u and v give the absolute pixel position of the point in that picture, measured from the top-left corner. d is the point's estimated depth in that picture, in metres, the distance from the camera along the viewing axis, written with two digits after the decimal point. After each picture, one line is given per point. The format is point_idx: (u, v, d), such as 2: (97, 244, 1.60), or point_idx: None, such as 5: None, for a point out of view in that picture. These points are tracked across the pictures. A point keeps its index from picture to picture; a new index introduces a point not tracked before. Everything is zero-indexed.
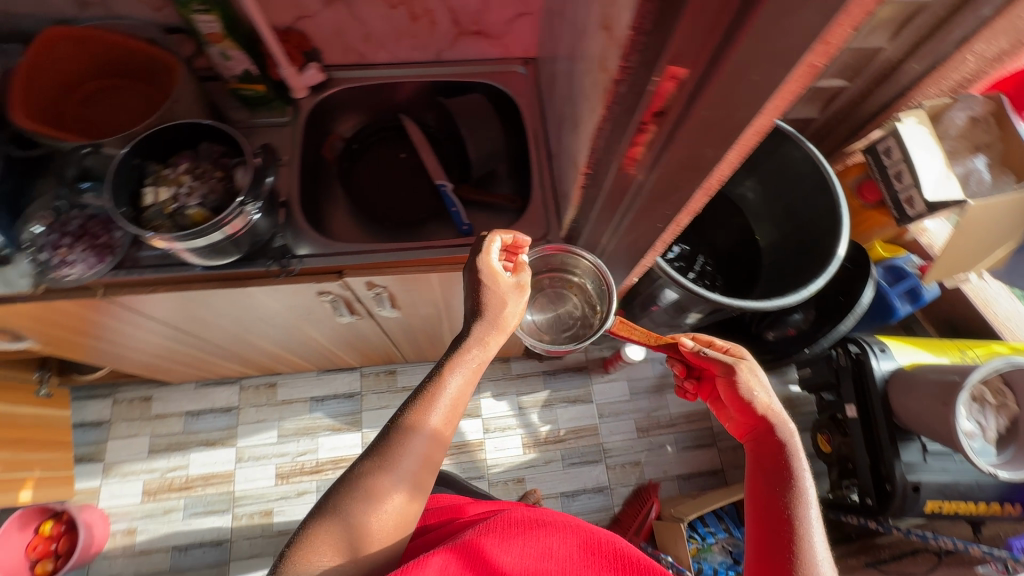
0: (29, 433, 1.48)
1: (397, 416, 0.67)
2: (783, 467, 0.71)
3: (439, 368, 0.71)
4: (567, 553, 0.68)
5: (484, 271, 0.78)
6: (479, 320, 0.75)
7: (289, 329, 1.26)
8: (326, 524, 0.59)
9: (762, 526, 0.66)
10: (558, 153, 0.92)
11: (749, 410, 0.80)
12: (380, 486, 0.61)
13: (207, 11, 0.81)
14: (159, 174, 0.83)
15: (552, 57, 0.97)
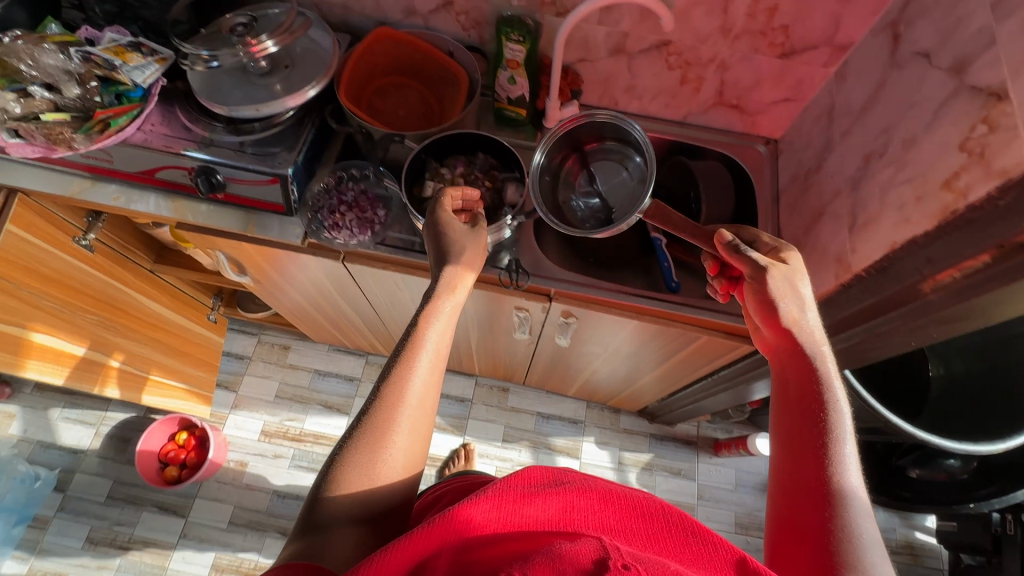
0: (191, 349, 1.63)
1: (389, 361, 0.62)
2: (819, 417, 0.57)
3: (425, 302, 0.68)
4: (589, 511, 0.53)
5: (441, 218, 0.78)
6: (450, 260, 0.73)
7: (456, 326, 1.32)
8: (336, 477, 0.55)
9: (796, 497, 0.54)
10: (803, 240, 0.90)
11: (782, 339, 0.64)
12: (382, 434, 0.57)
13: (519, 42, 0.90)
14: (438, 171, 0.91)
15: (805, 147, 0.97)
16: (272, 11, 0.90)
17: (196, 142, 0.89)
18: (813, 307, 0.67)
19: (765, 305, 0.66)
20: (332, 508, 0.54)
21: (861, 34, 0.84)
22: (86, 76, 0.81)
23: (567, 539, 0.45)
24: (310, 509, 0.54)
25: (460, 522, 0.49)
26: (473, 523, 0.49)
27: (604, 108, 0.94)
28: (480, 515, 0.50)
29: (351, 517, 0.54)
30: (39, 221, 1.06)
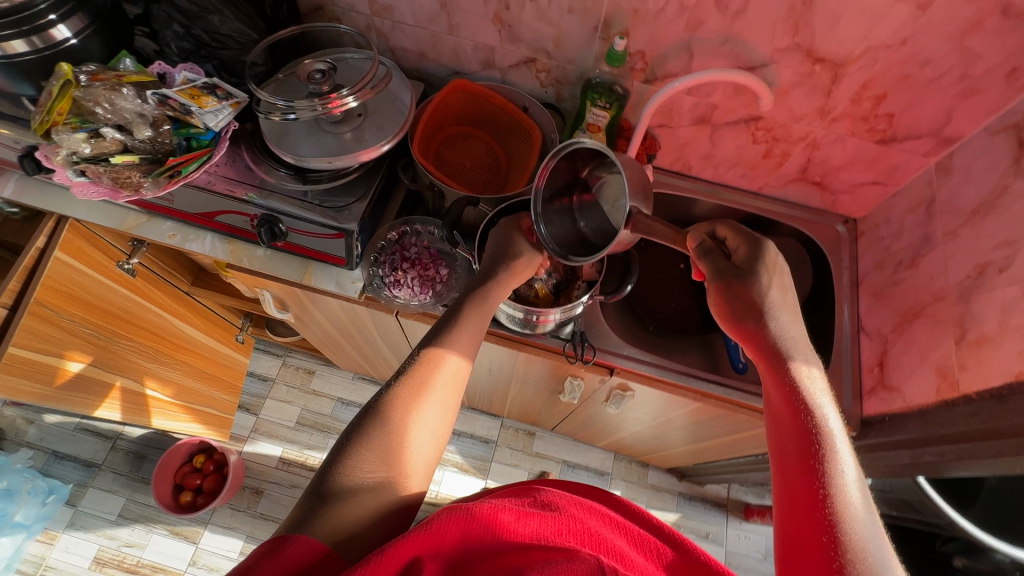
0: (217, 371, 1.59)
1: (419, 346, 0.63)
2: (804, 423, 0.51)
3: (463, 297, 0.68)
4: (585, 529, 0.53)
5: (513, 228, 0.75)
6: (504, 265, 0.71)
7: (497, 378, 1.27)
8: (359, 446, 0.54)
9: (794, 516, 0.47)
10: (890, 338, 0.85)
11: (761, 347, 0.58)
12: (410, 412, 0.56)
13: (605, 108, 0.86)
14: None
15: (895, 234, 0.92)
16: (349, 56, 0.88)
17: (258, 186, 0.85)
18: (788, 305, 0.60)
19: (734, 308, 0.60)
20: (351, 475, 0.52)
21: (973, 130, 0.79)
22: (159, 119, 0.78)
23: (563, 560, 0.45)
24: (322, 474, 0.52)
25: (456, 529, 0.48)
26: (469, 528, 0.48)
27: (549, 152, 0.73)
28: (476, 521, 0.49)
29: (370, 485, 0.52)
30: (86, 247, 1.03)
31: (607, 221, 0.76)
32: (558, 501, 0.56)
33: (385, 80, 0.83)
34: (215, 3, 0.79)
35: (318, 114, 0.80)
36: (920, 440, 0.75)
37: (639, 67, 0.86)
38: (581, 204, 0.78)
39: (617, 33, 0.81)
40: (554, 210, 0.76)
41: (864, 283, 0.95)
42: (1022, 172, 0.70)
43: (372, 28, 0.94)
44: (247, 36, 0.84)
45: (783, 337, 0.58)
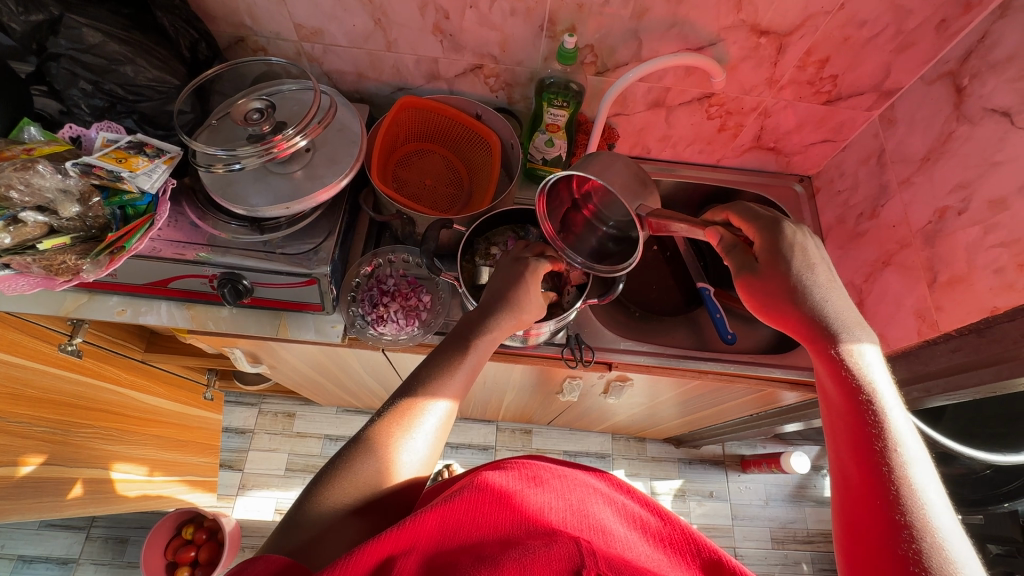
0: (192, 436, 1.49)
1: (410, 381, 0.61)
2: (856, 399, 0.48)
3: (463, 336, 0.65)
4: (566, 513, 0.53)
5: (535, 267, 0.69)
6: (507, 308, 0.67)
7: (492, 388, 1.25)
8: (339, 478, 0.52)
9: (856, 497, 0.45)
10: (864, 287, 0.89)
11: (799, 328, 0.54)
12: (393, 448, 0.55)
13: (562, 107, 0.86)
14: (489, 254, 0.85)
15: (849, 187, 0.96)
16: (285, 88, 0.82)
17: (209, 244, 0.78)
18: (829, 283, 0.55)
19: (772, 296, 0.56)
20: (326, 507, 0.50)
21: (910, 80, 0.83)
22: (85, 191, 0.69)
23: (539, 547, 0.45)
24: (302, 500, 0.51)
25: (432, 524, 0.47)
26: (444, 523, 0.48)
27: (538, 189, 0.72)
28: (451, 517, 0.49)
29: (343, 519, 0.50)
30: (20, 337, 0.92)
31: (621, 215, 0.76)
32: (534, 486, 0.57)
33: (332, 112, 0.77)
34: (125, 52, 0.73)
35: (264, 160, 0.74)
36: (908, 380, 0.79)
37: (590, 60, 0.84)
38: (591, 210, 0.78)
39: (564, 30, 0.79)
40: (574, 237, 0.79)
41: (829, 238, 0.99)
42: (964, 117, 0.74)
43: (302, 54, 0.87)
44: (168, 83, 0.77)
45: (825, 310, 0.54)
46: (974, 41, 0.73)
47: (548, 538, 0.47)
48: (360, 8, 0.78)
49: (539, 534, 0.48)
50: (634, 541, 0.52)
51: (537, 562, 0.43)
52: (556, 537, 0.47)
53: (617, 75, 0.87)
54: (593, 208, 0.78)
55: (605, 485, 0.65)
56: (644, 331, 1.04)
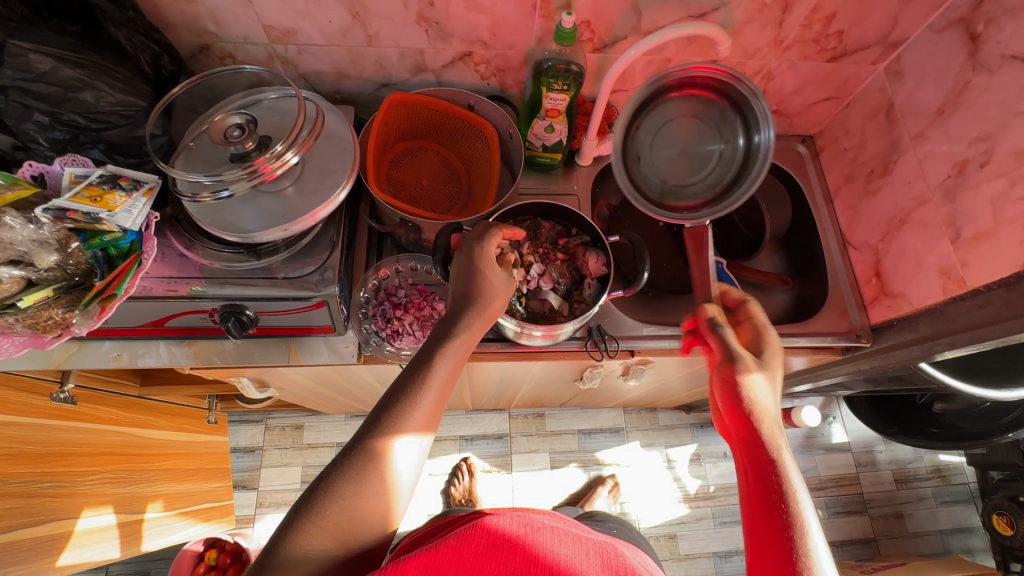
0: (202, 463, 1.45)
1: (381, 405, 0.55)
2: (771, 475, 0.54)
3: (430, 344, 0.60)
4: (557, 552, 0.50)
5: (483, 254, 0.65)
6: (471, 308, 0.62)
7: (509, 381, 1.23)
8: (307, 516, 0.49)
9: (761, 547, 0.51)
10: (880, 246, 0.88)
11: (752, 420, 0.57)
12: (369, 479, 0.51)
13: (563, 91, 0.79)
14: None
15: (854, 143, 0.94)
16: (266, 97, 0.76)
17: (203, 276, 0.73)
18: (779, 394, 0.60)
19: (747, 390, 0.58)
20: (296, 547, 0.48)
21: (917, 30, 0.81)
22: (62, 238, 0.63)
23: None
24: (275, 537, 0.49)
25: (412, 571, 0.45)
26: (425, 568, 0.46)
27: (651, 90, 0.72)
28: (435, 561, 0.47)
29: (319, 560, 0.48)
30: (5, 392, 0.87)
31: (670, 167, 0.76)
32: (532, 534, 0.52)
33: (320, 120, 0.71)
34: (83, 77, 0.66)
35: (253, 183, 0.68)
36: (932, 337, 0.79)
37: (587, 37, 0.79)
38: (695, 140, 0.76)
39: (560, 7, 0.74)
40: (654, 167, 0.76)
41: (838, 198, 0.98)
42: (980, 66, 0.72)
43: (275, 57, 0.80)
44: (135, 105, 0.70)
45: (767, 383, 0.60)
46: None
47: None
48: (336, 2, 0.72)
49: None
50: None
51: None
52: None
53: (616, 50, 0.82)
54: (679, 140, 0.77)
55: (603, 538, 0.59)
56: (660, 310, 1.03)
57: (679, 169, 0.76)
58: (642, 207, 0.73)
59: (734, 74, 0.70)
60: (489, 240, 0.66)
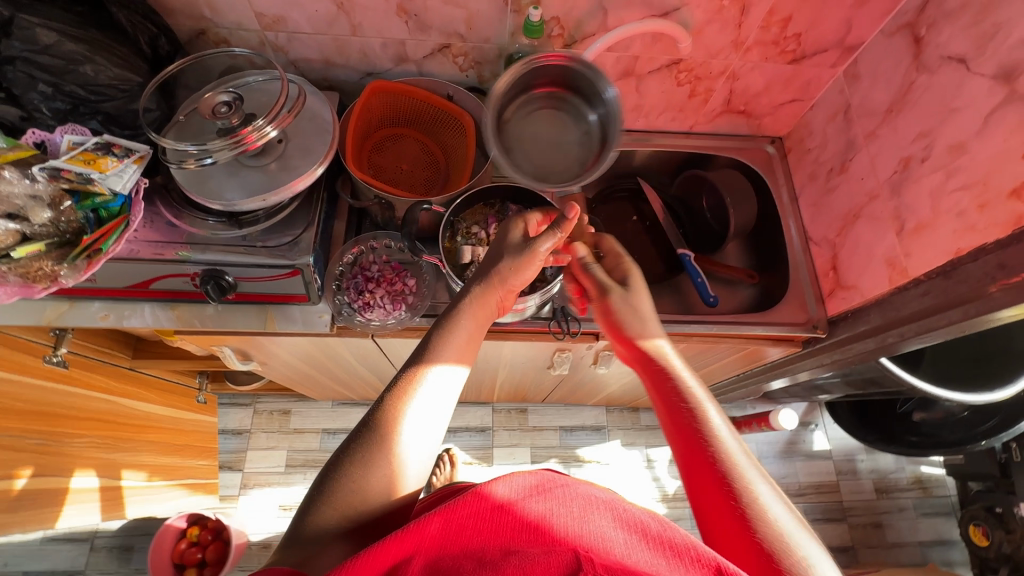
0: (189, 440, 1.49)
1: (395, 379, 0.59)
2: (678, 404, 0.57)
3: (443, 319, 0.64)
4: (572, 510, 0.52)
5: (505, 235, 0.70)
6: (481, 280, 0.67)
7: (486, 368, 1.27)
8: (328, 491, 0.51)
9: (708, 509, 0.50)
10: (837, 241, 0.92)
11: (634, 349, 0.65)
12: (386, 447, 0.53)
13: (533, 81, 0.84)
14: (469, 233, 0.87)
15: (817, 143, 0.98)
16: (251, 79, 0.81)
17: (188, 242, 0.78)
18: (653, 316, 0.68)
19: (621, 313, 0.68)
20: (321, 520, 0.50)
21: (871, 34, 0.85)
22: (55, 196, 0.68)
23: (537, 550, 0.45)
24: (300, 516, 0.51)
25: (433, 528, 0.47)
26: (450, 527, 0.48)
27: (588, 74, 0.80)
28: (455, 520, 0.49)
29: (337, 533, 0.50)
30: (2, 351, 0.91)
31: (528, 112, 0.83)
32: (550, 491, 0.55)
33: (301, 99, 0.76)
34: (84, 51, 0.72)
35: (236, 153, 0.73)
36: (881, 326, 0.82)
37: (557, 33, 0.84)
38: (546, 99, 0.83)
39: (529, 3, 0.79)
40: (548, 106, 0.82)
41: (802, 195, 1.01)
42: (924, 67, 0.76)
43: (266, 43, 0.86)
44: (131, 80, 0.76)
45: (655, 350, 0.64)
46: None
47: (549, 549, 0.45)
48: None
49: (542, 544, 0.46)
50: (629, 536, 0.48)
51: (534, 565, 0.42)
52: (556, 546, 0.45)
53: (586, 46, 0.87)
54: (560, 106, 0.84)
55: (611, 496, 0.59)
56: None
57: (563, 155, 0.84)
58: (520, 182, 0.78)
59: (570, 57, 0.79)
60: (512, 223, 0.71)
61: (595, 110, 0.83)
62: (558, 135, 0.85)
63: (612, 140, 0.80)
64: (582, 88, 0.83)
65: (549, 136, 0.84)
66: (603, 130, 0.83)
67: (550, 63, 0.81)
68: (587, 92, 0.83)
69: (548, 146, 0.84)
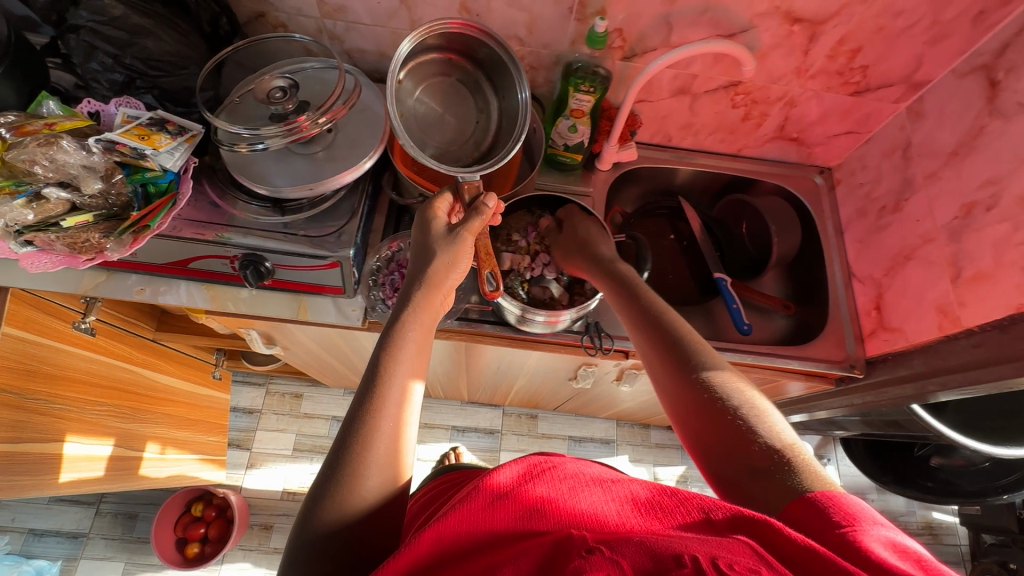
0: (201, 415, 1.50)
1: (357, 402, 0.55)
2: (655, 337, 0.60)
3: (390, 333, 0.61)
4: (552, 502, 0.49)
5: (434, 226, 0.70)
6: (420, 284, 0.65)
7: (506, 373, 1.26)
8: (325, 501, 0.49)
9: (689, 425, 0.53)
10: (883, 280, 0.90)
11: (613, 286, 0.70)
12: (366, 442, 0.52)
13: (589, 92, 0.84)
14: (511, 240, 0.87)
15: (869, 178, 0.96)
16: (308, 66, 0.81)
17: (229, 224, 0.78)
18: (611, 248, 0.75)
19: (587, 260, 0.76)
20: (322, 530, 0.47)
21: (941, 73, 0.83)
22: (108, 169, 0.68)
23: (531, 542, 0.41)
24: (301, 532, 0.48)
25: (430, 541, 0.43)
26: (443, 536, 0.44)
27: (498, 42, 0.70)
28: (449, 529, 0.45)
29: (339, 540, 0.47)
30: (35, 314, 0.92)
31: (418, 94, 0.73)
32: (535, 479, 0.52)
33: (356, 92, 0.76)
34: (148, 25, 0.71)
35: (288, 140, 0.72)
36: (925, 374, 0.80)
37: (618, 45, 0.83)
38: (451, 57, 0.73)
39: (595, 13, 0.77)
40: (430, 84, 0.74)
41: (849, 230, 0.99)
42: (997, 112, 0.73)
43: (323, 31, 0.86)
44: (190, 58, 0.76)
45: (634, 289, 0.67)
46: (1011, 34, 0.72)
47: (541, 540, 0.42)
48: None
49: (535, 536, 0.44)
50: (628, 515, 0.47)
51: (532, 558, 0.39)
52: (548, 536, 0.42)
53: (645, 60, 0.85)
54: (453, 54, 0.73)
55: (600, 472, 0.58)
56: None
57: (448, 129, 0.76)
58: (427, 166, 0.64)
59: (483, 29, 0.69)
60: (431, 211, 0.71)
61: (498, 90, 0.76)
62: (446, 108, 0.76)
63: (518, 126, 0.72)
64: (484, 61, 0.74)
65: (439, 108, 0.76)
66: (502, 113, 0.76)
67: (460, 32, 0.70)
68: (489, 66, 0.74)
69: (437, 120, 0.76)
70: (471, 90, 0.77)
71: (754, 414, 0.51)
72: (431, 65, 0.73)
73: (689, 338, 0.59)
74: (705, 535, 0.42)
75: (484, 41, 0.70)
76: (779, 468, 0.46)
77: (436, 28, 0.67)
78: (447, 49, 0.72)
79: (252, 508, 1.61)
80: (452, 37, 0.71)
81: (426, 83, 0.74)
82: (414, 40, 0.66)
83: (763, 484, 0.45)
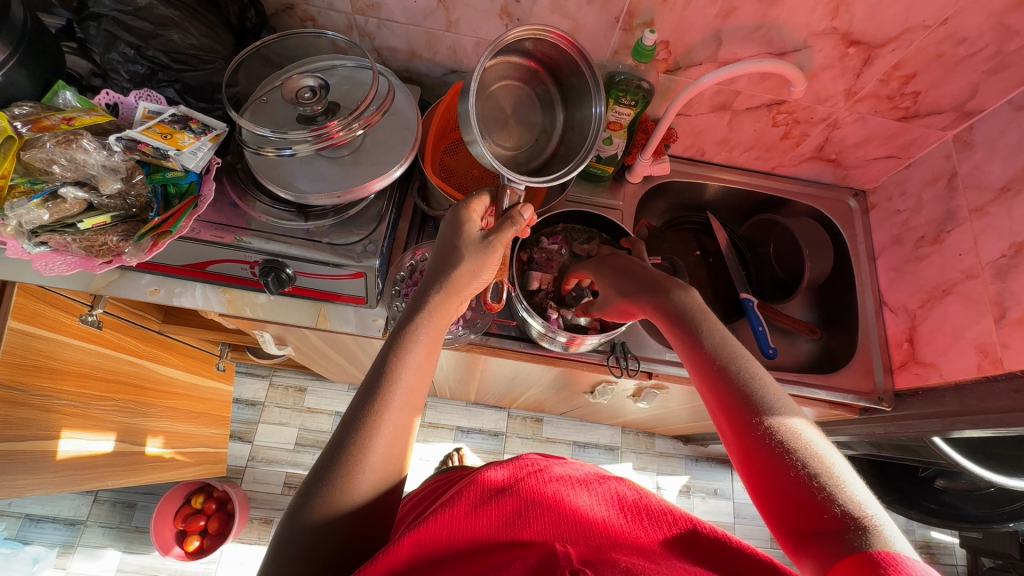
0: (205, 407, 1.47)
1: (361, 396, 0.52)
2: (709, 372, 0.57)
3: (401, 329, 0.56)
4: (561, 517, 0.48)
5: (467, 226, 0.62)
6: (439, 286, 0.59)
7: (520, 382, 1.24)
8: (317, 494, 0.46)
9: (752, 470, 0.51)
10: (919, 312, 0.87)
11: (657, 315, 0.66)
12: (366, 441, 0.49)
13: (629, 106, 0.81)
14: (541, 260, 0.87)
15: (909, 205, 0.93)
16: (339, 64, 0.77)
17: (249, 227, 0.73)
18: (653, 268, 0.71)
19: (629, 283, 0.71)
20: (312, 524, 0.45)
21: (995, 103, 0.80)
22: (129, 168, 0.66)
23: (517, 555, 0.41)
24: (292, 518, 0.46)
25: (409, 547, 0.43)
26: (422, 543, 0.44)
27: (594, 64, 0.64)
28: (429, 536, 0.45)
29: (329, 539, 0.45)
30: (42, 308, 0.88)
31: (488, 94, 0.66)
32: (519, 483, 0.53)
33: (390, 96, 0.72)
34: (174, 17, 0.68)
35: (317, 146, 0.69)
36: (956, 412, 0.78)
37: (663, 57, 0.79)
38: (534, 67, 0.68)
39: (642, 23, 0.74)
40: (502, 88, 0.67)
41: (882, 257, 0.97)
42: None
43: (354, 27, 0.82)
44: (215, 52, 0.72)
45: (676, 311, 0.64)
46: None
47: (525, 551, 0.42)
48: None
49: (522, 542, 0.44)
50: (612, 516, 0.49)
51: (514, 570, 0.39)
52: (533, 546, 0.43)
53: (689, 74, 0.82)
54: (535, 65, 0.68)
55: (586, 470, 0.60)
56: None
57: (510, 136, 0.69)
58: (485, 161, 0.59)
59: (583, 53, 0.64)
60: (468, 202, 0.64)
61: (569, 110, 0.70)
62: (513, 115, 0.70)
63: (585, 146, 0.65)
64: (568, 82, 0.68)
65: (507, 112, 0.69)
66: (568, 134, 0.70)
67: (556, 45, 0.64)
68: (569, 88, 0.69)
69: (501, 123, 0.68)
70: (538, 105, 0.71)
71: (825, 472, 0.48)
72: (513, 70, 0.67)
73: (751, 383, 0.55)
74: (700, 569, 0.42)
75: (578, 63, 0.65)
76: (850, 530, 0.43)
77: (537, 36, 0.61)
78: (536, 54, 0.66)
79: (251, 502, 1.59)
80: (544, 48, 0.65)
81: (501, 83, 0.67)
82: (514, 38, 0.60)
83: (828, 544, 0.43)
